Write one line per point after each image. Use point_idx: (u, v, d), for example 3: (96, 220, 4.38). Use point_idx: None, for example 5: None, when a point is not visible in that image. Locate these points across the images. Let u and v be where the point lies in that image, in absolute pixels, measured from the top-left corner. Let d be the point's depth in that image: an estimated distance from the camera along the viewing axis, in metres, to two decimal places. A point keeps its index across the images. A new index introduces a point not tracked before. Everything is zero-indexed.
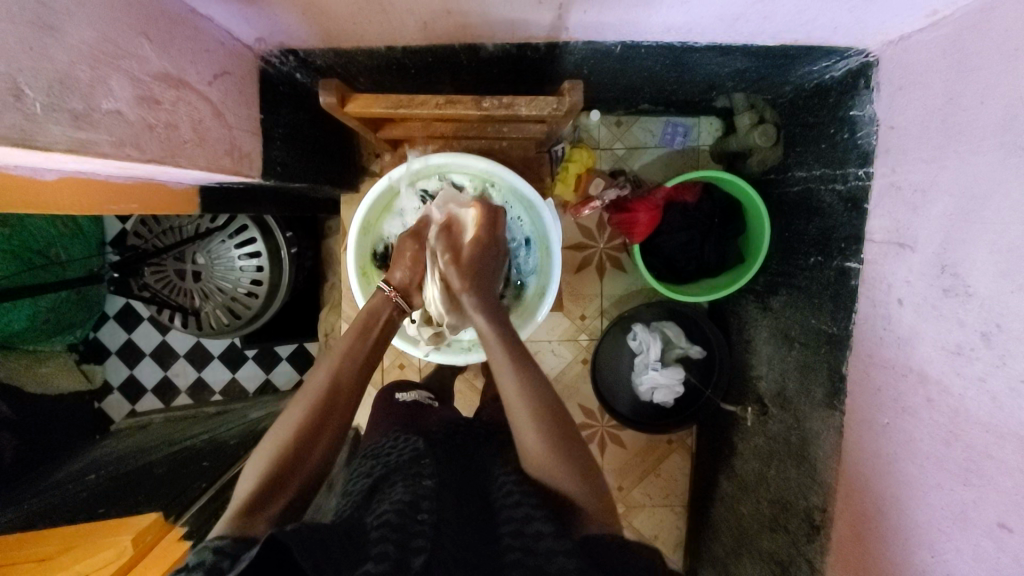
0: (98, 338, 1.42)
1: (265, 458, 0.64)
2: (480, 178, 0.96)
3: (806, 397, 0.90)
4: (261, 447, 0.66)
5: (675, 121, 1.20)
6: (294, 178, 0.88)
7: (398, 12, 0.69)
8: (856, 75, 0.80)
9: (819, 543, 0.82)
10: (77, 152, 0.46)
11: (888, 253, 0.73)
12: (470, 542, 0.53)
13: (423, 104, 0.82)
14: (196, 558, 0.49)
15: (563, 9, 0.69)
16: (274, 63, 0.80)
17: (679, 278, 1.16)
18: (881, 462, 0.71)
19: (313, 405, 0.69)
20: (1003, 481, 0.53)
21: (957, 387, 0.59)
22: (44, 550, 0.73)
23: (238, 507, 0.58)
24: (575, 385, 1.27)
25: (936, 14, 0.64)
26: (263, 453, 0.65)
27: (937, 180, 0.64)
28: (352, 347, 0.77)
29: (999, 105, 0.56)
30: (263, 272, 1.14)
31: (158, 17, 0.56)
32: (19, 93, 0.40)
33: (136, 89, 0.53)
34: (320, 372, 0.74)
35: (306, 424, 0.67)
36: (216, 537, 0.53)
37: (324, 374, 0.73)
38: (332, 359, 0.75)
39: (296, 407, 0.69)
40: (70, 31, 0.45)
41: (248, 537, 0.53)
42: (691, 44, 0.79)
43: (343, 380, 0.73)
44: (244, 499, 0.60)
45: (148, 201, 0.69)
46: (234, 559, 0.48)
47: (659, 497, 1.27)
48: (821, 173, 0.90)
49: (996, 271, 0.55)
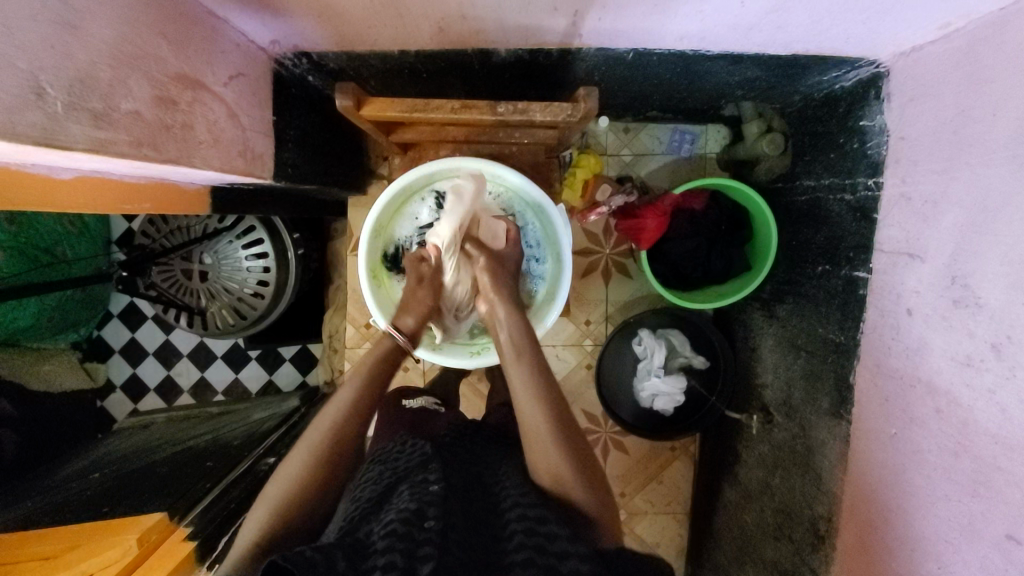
0: (102, 337, 1.42)
1: (272, 500, 0.63)
2: (493, 183, 0.96)
3: (812, 406, 0.90)
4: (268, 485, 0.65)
5: (682, 128, 1.20)
6: (304, 179, 0.89)
7: (413, 16, 0.69)
8: (867, 86, 0.80)
9: (824, 553, 0.82)
10: (96, 151, 0.46)
11: (898, 264, 0.73)
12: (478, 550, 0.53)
13: (437, 108, 0.82)
14: None
15: (578, 16, 0.70)
16: (287, 65, 0.80)
17: (687, 285, 1.16)
18: (889, 472, 0.71)
19: (313, 456, 0.66)
20: (1012, 494, 0.53)
21: (967, 399, 0.60)
22: (47, 549, 0.73)
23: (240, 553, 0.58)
24: (579, 391, 1.28)
25: (949, 26, 0.65)
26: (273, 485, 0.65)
27: (948, 191, 0.65)
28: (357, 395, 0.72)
29: (1011, 119, 0.56)
30: (270, 273, 1.15)
31: (176, 18, 0.56)
32: (42, 92, 0.40)
33: (154, 90, 0.53)
34: (322, 418, 0.70)
35: (310, 476, 0.65)
36: None
37: (326, 420, 0.69)
38: (340, 403, 0.71)
39: (295, 456, 0.66)
40: (92, 30, 0.45)
41: None
42: (703, 52, 0.80)
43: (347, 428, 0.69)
44: (251, 541, 0.60)
45: (162, 200, 0.69)
46: None
47: (661, 504, 1.27)
48: (829, 182, 0.91)
49: (1007, 283, 0.55)
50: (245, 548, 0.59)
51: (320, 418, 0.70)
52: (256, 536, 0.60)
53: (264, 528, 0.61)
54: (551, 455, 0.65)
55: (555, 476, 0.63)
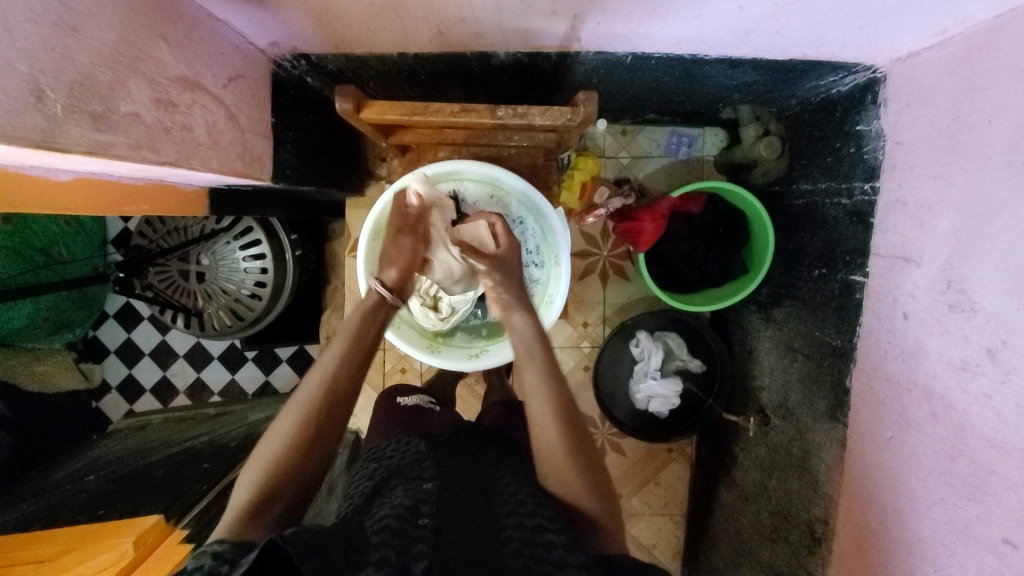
0: (97, 337, 1.42)
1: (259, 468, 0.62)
2: (491, 186, 0.97)
3: (808, 409, 0.91)
4: (257, 451, 0.65)
5: (679, 131, 1.21)
6: (303, 181, 0.88)
7: (413, 19, 0.69)
8: (863, 91, 0.81)
9: (820, 555, 0.82)
10: (96, 154, 0.46)
11: (893, 268, 0.73)
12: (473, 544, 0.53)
13: (437, 112, 0.82)
14: (195, 562, 0.49)
15: (578, 20, 0.70)
16: (286, 67, 0.80)
17: (684, 288, 1.17)
18: (885, 475, 0.71)
19: (307, 413, 0.65)
20: (1007, 497, 0.54)
21: (962, 403, 0.60)
22: (44, 552, 0.72)
23: (235, 520, 0.59)
24: (576, 392, 1.28)
25: (945, 32, 0.65)
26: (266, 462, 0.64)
27: (943, 197, 0.65)
28: (346, 353, 0.71)
29: (1006, 126, 0.56)
30: (267, 274, 1.14)
31: (176, 21, 0.56)
32: (42, 95, 0.40)
33: (154, 92, 0.53)
34: (309, 379, 0.69)
35: (301, 437, 0.64)
36: (216, 541, 0.54)
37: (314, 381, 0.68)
38: (329, 359, 0.70)
39: (288, 417, 0.65)
40: (93, 33, 0.45)
41: (245, 543, 0.53)
42: (701, 57, 0.80)
43: (337, 386, 0.68)
44: (241, 508, 0.59)
45: (159, 202, 0.69)
46: (233, 565, 0.48)
47: (659, 505, 1.28)
48: (826, 186, 0.91)
49: (1002, 288, 0.56)
50: (240, 511, 0.58)
51: (306, 381, 0.68)
52: (247, 501, 0.59)
53: (254, 496, 0.60)
54: (551, 433, 0.67)
55: (553, 461, 0.66)
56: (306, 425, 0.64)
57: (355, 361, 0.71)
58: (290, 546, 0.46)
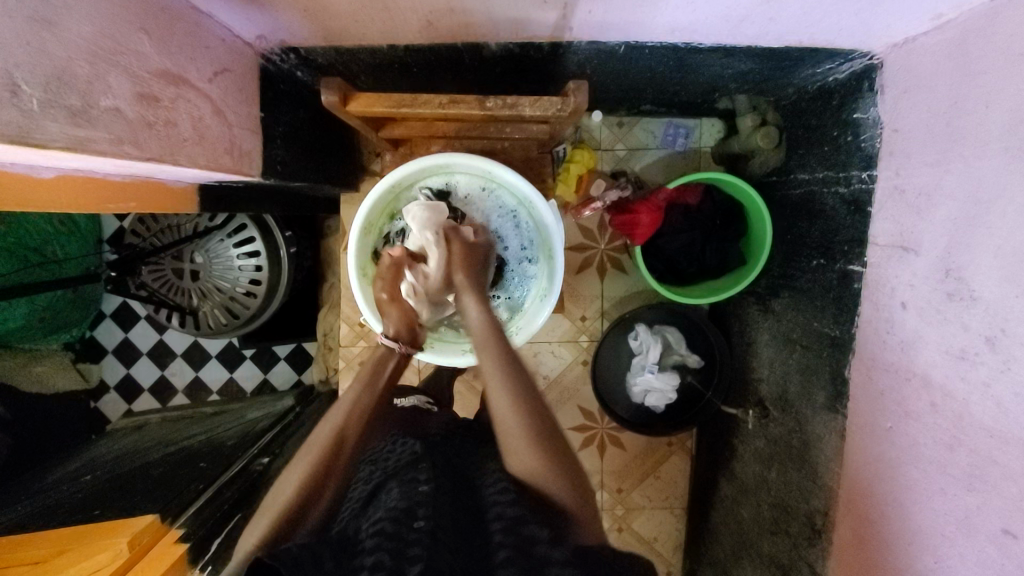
0: (95, 337, 1.41)
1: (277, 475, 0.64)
2: (483, 179, 0.95)
3: (807, 400, 0.90)
4: (271, 494, 0.65)
5: (676, 122, 1.20)
6: (295, 177, 0.88)
7: (401, 10, 0.68)
8: (860, 78, 0.80)
9: (820, 548, 0.82)
10: (76, 150, 0.45)
11: (891, 256, 0.73)
12: (467, 546, 0.53)
13: (425, 104, 0.81)
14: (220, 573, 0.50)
15: (567, 9, 0.69)
16: (274, 61, 0.79)
17: (679, 279, 1.16)
18: (884, 466, 0.71)
19: (319, 458, 0.66)
20: (1008, 487, 0.53)
21: (962, 392, 0.59)
22: (38, 554, 0.71)
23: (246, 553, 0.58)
24: (575, 386, 1.27)
25: (942, 17, 0.64)
26: (271, 502, 0.64)
27: (941, 184, 0.64)
28: (358, 398, 0.74)
29: (1003, 112, 0.55)
30: (262, 272, 1.14)
31: (158, 14, 0.55)
32: (17, 89, 0.39)
33: (135, 87, 0.52)
34: (325, 425, 0.70)
35: (311, 476, 0.65)
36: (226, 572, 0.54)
37: (328, 426, 0.70)
38: (341, 408, 0.72)
39: (299, 462, 0.66)
40: (70, 26, 0.44)
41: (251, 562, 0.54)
42: (695, 45, 0.79)
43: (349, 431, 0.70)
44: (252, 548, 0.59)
45: (147, 199, 0.68)
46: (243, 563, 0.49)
47: (659, 499, 1.27)
48: (824, 175, 0.90)
49: (1000, 275, 0.55)
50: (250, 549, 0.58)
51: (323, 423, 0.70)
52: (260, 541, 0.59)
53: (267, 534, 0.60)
54: (518, 446, 0.65)
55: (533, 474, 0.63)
56: (319, 461, 0.66)
57: (366, 411, 0.73)
58: (277, 561, 0.48)
